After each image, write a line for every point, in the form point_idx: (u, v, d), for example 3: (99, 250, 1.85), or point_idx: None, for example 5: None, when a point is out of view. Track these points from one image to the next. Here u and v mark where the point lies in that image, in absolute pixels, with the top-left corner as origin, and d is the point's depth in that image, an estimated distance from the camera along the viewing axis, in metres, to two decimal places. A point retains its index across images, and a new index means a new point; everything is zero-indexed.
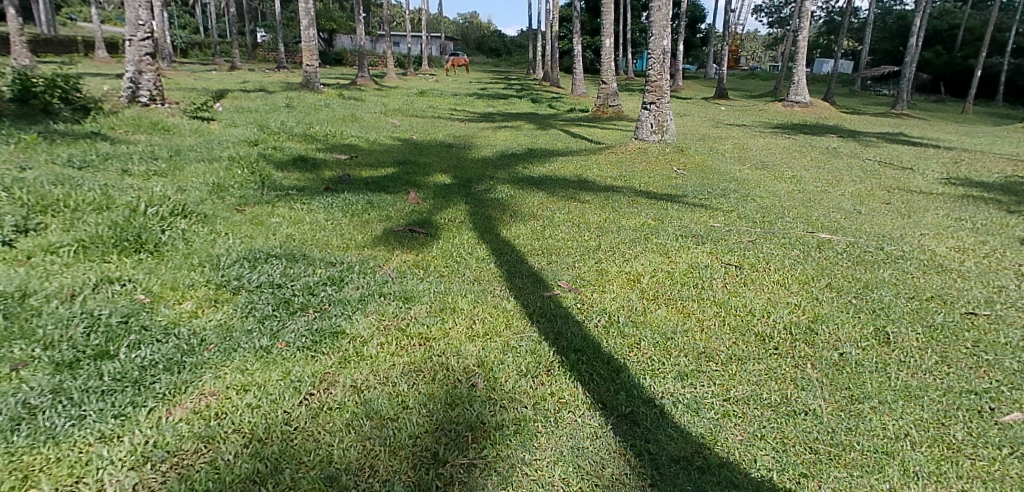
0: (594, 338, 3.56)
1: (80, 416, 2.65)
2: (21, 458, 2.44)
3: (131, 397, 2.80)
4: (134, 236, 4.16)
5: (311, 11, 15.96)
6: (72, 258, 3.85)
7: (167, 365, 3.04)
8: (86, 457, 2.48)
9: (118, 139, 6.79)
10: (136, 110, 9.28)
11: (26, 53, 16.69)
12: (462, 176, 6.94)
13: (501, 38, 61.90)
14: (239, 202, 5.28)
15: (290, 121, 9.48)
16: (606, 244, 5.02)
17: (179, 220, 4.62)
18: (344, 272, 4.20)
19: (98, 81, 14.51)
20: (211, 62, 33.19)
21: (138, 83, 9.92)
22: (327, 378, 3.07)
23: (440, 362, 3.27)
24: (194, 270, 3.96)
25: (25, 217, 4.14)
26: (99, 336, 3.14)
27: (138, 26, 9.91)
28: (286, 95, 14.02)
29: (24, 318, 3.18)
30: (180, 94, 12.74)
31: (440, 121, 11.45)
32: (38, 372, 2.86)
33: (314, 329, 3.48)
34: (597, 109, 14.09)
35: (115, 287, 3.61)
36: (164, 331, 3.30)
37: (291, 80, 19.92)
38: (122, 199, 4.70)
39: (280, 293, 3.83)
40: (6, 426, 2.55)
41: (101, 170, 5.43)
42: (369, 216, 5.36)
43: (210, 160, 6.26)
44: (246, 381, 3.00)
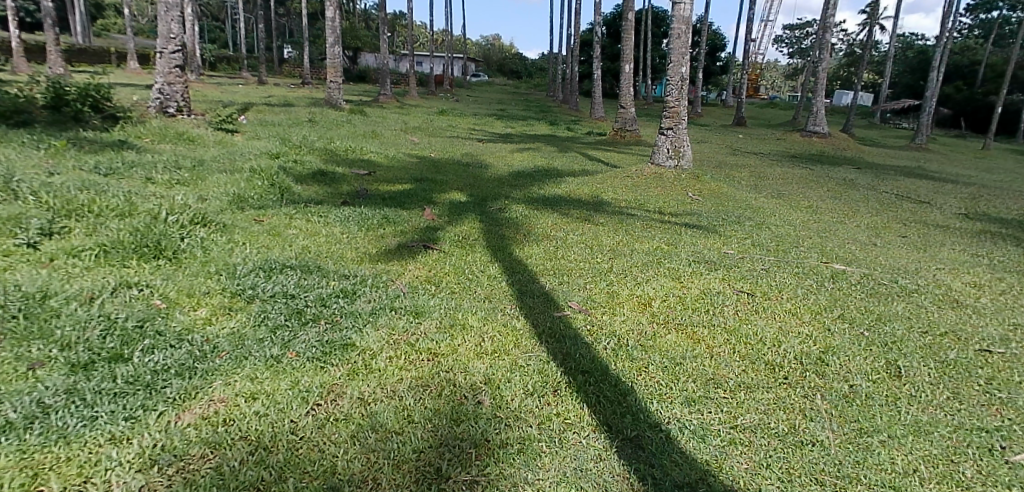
0: (602, 360, 3.56)
1: (92, 417, 2.70)
2: (33, 456, 2.49)
3: (143, 400, 2.85)
4: (155, 242, 4.24)
5: (337, 30, 16.23)
6: (93, 262, 3.93)
7: (178, 370, 3.09)
8: (95, 458, 2.52)
9: (143, 148, 6.93)
10: (163, 120, 9.48)
11: (61, 61, 17.27)
12: (478, 194, 7.02)
13: (522, 62, 62.65)
14: (259, 213, 5.38)
15: (313, 136, 9.65)
16: (618, 266, 5.04)
17: (199, 228, 4.70)
18: (357, 285, 4.25)
19: (128, 92, 14.85)
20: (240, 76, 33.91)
21: (167, 94, 10.15)
22: (335, 390, 3.11)
23: (447, 378, 3.29)
24: (211, 278, 4.03)
25: (51, 220, 4.24)
26: (115, 339, 3.20)
27: (169, 39, 10.13)
28: (309, 110, 14.24)
29: (44, 318, 3.25)
30: (206, 107, 13.03)
31: (459, 140, 11.58)
32: (54, 372, 2.93)
33: (324, 340, 3.52)
34: (615, 133, 14.15)
35: (134, 292, 3.68)
36: (178, 337, 3.35)
37: (314, 96, 20.26)
38: (144, 207, 4.80)
39: (293, 304, 3.88)
40: (20, 423, 2.61)
41: (126, 177, 5.56)
42: (383, 230, 5.42)
43: (232, 172, 6.37)
44: (255, 390, 3.04)
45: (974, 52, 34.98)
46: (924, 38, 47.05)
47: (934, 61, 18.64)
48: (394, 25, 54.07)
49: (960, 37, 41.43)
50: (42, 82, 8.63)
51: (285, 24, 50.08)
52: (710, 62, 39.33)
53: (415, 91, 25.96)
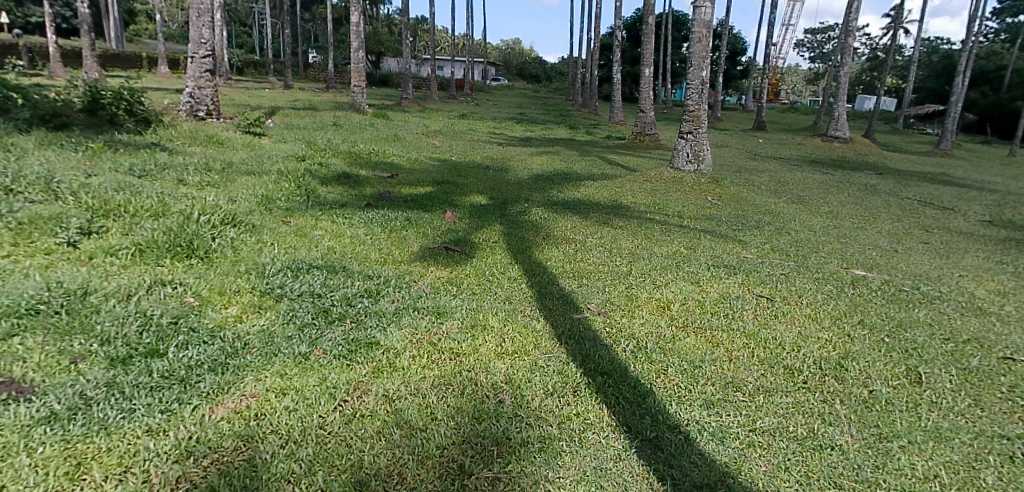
0: (622, 362, 3.61)
1: (130, 409, 2.82)
2: (77, 446, 2.59)
3: (179, 394, 2.97)
4: (187, 242, 4.38)
5: (362, 34, 16.45)
6: (129, 260, 4.08)
7: (211, 366, 3.21)
8: (134, 449, 2.62)
9: (175, 151, 7.11)
10: (193, 123, 9.72)
11: (96, 66, 17.75)
12: (498, 197, 7.10)
13: (543, 65, 62.78)
14: (285, 214, 5.52)
15: (337, 139, 9.82)
16: (637, 270, 5.08)
17: (229, 229, 4.84)
18: (381, 285, 4.36)
19: (159, 96, 15.22)
20: (266, 80, 34.43)
21: (197, 98, 10.40)
22: (360, 387, 3.21)
23: (469, 377, 3.37)
24: (241, 277, 4.16)
25: (89, 220, 4.40)
26: (151, 335, 3.33)
27: (200, 44, 10.35)
28: (332, 113, 14.46)
29: (85, 314, 3.38)
30: (234, 110, 13.30)
31: (480, 144, 11.69)
32: (95, 366, 3.05)
33: (350, 338, 3.62)
34: (634, 137, 14.15)
35: (168, 289, 3.82)
36: (210, 333, 3.48)
37: (338, 100, 20.55)
38: (177, 207, 4.95)
39: (320, 303, 4.00)
40: (64, 414, 2.72)
41: (159, 179, 5.74)
42: (406, 232, 5.53)
43: (260, 174, 6.52)
44: (284, 385, 3.14)
45: (1001, 56, 34.37)
46: (951, 43, 46.29)
47: (960, 66, 18.36)
48: (415, 29, 54.52)
49: (987, 41, 40.71)
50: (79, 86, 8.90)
51: (309, 28, 50.71)
52: (732, 66, 39.04)
53: (436, 95, 26.21)
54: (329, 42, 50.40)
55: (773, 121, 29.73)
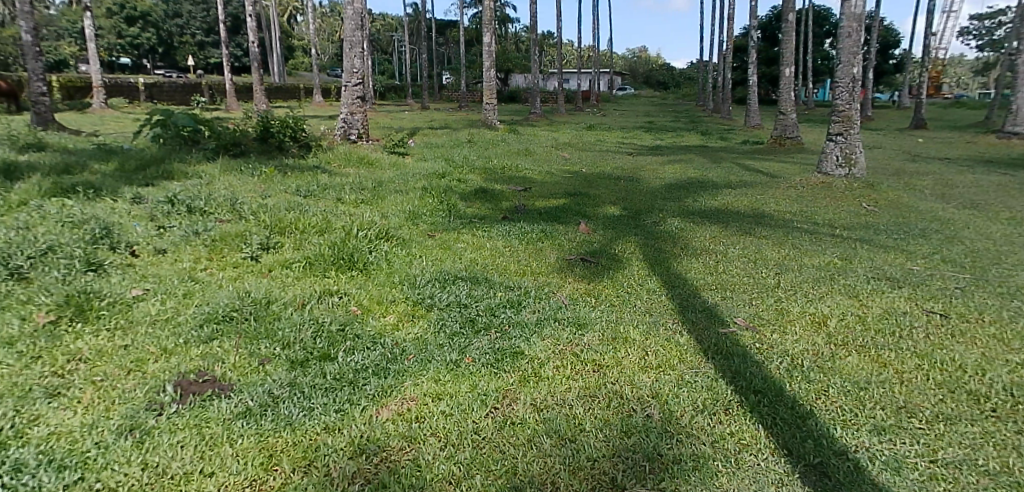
0: (776, 381, 3.43)
1: (310, 408, 3.10)
2: (269, 439, 2.86)
3: (349, 395, 3.23)
4: (348, 255, 4.78)
5: (494, 53, 17.06)
6: (301, 272, 4.53)
7: (375, 370, 3.47)
8: (315, 444, 2.86)
9: (332, 172, 7.80)
10: (346, 146, 10.60)
11: (263, 98, 19.92)
12: (632, 208, 7.04)
13: (669, 72, 61.31)
14: (430, 228, 5.84)
15: (472, 155, 10.23)
16: (786, 282, 4.81)
17: (383, 242, 5.21)
18: (522, 296, 4.48)
19: (316, 122, 16.78)
20: (404, 103, 36.76)
21: (349, 123, 11.32)
22: (509, 395, 3.31)
23: (614, 390, 3.37)
24: (396, 288, 4.46)
25: (268, 237, 4.95)
26: (323, 340, 3.67)
27: (353, 74, 11.25)
28: (466, 131, 15.11)
29: (269, 320, 3.80)
30: (379, 132, 14.33)
31: (609, 154, 11.65)
32: (278, 367, 3.41)
33: (496, 347, 3.76)
34: (773, 141, 13.41)
35: (335, 299, 4.18)
36: (372, 340, 3.77)
37: (470, 117, 21.44)
38: (338, 223, 5.42)
39: (466, 312, 4.18)
40: (257, 409, 3.04)
41: (321, 198, 6.32)
42: (543, 244, 5.64)
43: (406, 191, 6.97)
44: (440, 391, 3.32)
45: None
46: None
47: None
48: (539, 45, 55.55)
49: None
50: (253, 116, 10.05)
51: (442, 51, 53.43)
52: (881, 60, 35.79)
53: (564, 108, 26.54)
54: (459, 63, 52.73)
55: (933, 118, 26.81)
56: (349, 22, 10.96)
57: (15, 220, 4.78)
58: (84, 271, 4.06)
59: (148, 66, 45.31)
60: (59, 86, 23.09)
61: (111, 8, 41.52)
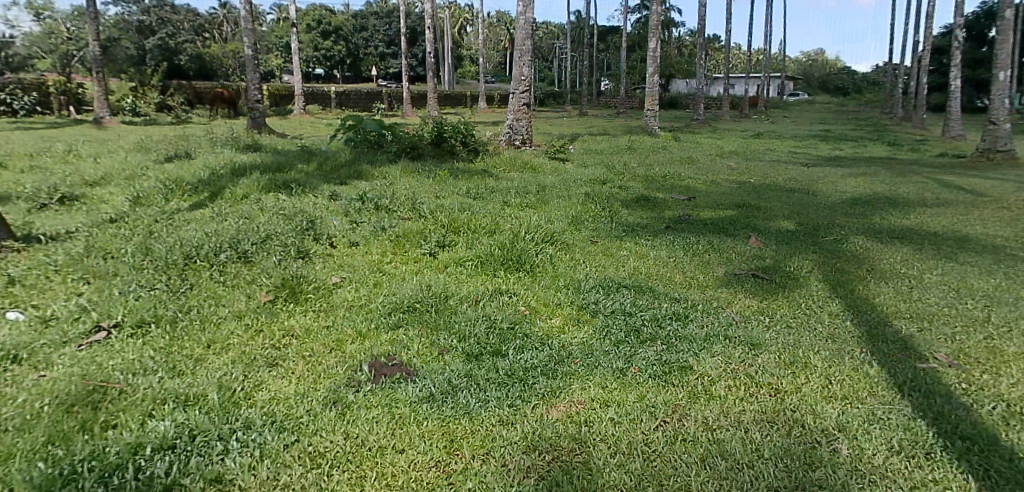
0: (989, 428, 3.02)
1: (485, 400, 3.26)
2: (450, 424, 3.05)
3: (521, 392, 3.35)
4: (516, 256, 4.96)
5: (659, 59, 16.78)
6: (472, 269, 4.79)
7: (543, 370, 3.56)
8: (492, 435, 3.00)
9: (499, 176, 8.13)
10: (511, 151, 10.99)
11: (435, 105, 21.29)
12: (807, 223, 6.56)
13: (847, 77, 56.19)
14: (593, 234, 5.88)
15: (633, 162, 10.13)
16: (999, 317, 4.21)
17: (548, 246, 5.33)
18: (689, 309, 4.35)
19: (482, 128, 17.62)
20: (562, 109, 37.29)
21: (514, 129, 11.74)
22: (679, 410, 3.24)
23: (794, 417, 3.17)
24: (561, 291, 4.55)
25: (443, 235, 5.30)
26: (495, 336, 3.85)
27: (521, 81, 11.68)
28: (626, 138, 15.00)
29: (446, 313, 4.07)
30: (540, 138, 14.70)
31: (779, 165, 10.95)
32: (456, 358, 3.62)
33: (663, 359, 3.69)
34: (979, 154, 11.78)
35: (505, 297, 4.37)
36: (540, 340, 3.87)
37: (629, 124, 21.25)
38: (506, 225, 5.64)
39: (631, 321, 4.14)
40: (439, 396, 3.25)
41: (489, 200, 6.62)
42: (709, 256, 5.44)
43: (569, 196, 7.09)
44: (607, 398, 3.33)
45: None
46: None
47: None
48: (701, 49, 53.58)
49: None
50: (428, 121, 10.78)
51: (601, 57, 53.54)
52: None
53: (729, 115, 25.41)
54: (619, 69, 52.43)
55: None
56: (520, 32, 11.45)
57: (240, 210, 5.57)
58: (294, 257, 4.64)
59: (337, 75, 50.47)
60: (268, 94, 26.48)
61: (310, 23, 46.84)
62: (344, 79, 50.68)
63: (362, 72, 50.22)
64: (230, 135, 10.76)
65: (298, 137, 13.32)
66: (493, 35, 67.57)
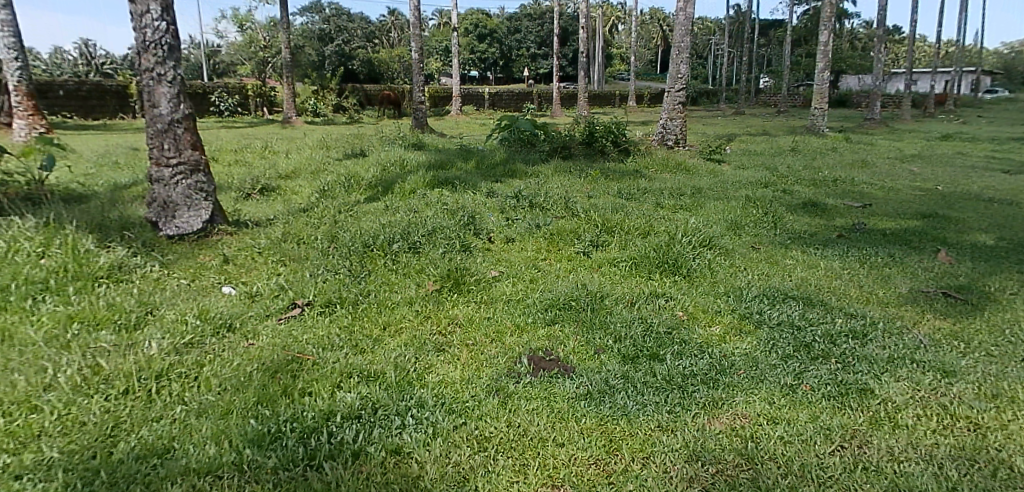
0: None
1: (643, 403, 3.18)
2: (608, 425, 3.02)
3: (681, 399, 3.22)
4: (673, 259, 4.83)
5: (830, 54, 15.48)
6: (627, 271, 4.77)
7: (704, 379, 3.42)
8: (651, 439, 2.92)
9: (651, 176, 7.98)
10: (662, 151, 10.75)
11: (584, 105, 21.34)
12: (1014, 238, 5.72)
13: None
14: (755, 240, 5.58)
15: (797, 165, 9.46)
16: None
17: (706, 250, 5.14)
18: (868, 327, 3.97)
19: (632, 128, 17.38)
20: (715, 108, 35.66)
21: (668, 129, 11.47)
22: (858, 436, 2.97)
23: (1002, 459, 2.78)
24: (721, 299, 4.37)
25: (597, 235, 5.35)
26: (653, 340, 3.76)
27: (677, 79, 11.37)
28: (789, 138, 14.03)
29: (602, 313, 4.06)
30: (694, 138, 14.20)
31: (975, 171, 9.64)
32: (612, 359, 3.59)
33: (839, 379, 3.40)
34: None
35: (661, 301, 4.27)
36: (700, 348, 3.73)
37: (791, 124, 19.82)
38: (661, 228, 5.54)
39: (801, 336, 3.86)
40: (596, 395, 3.23)
41: (642, 201, 6.53)
42: (890, 270, 4.94)
43: (726, 199, 6.79)
44: (775, 414, 3.13)
45: None
46: None
47: None
48: None
49: None
50: (580, 121, 10.85)
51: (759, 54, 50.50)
52: None
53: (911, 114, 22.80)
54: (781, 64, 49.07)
55: None
56: (678, 29, 11.13)
57: (408, 204, 5.99)
58: (457, 250, 4.93)
59: (490, 76, 52.40)
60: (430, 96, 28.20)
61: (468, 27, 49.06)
62: (496, 80, 52.45)
63: (513, 74, 51.67)
64: (397, 134, 11.60)
65: (456, 136, 14.01)
66: (644, 33, 66.29)
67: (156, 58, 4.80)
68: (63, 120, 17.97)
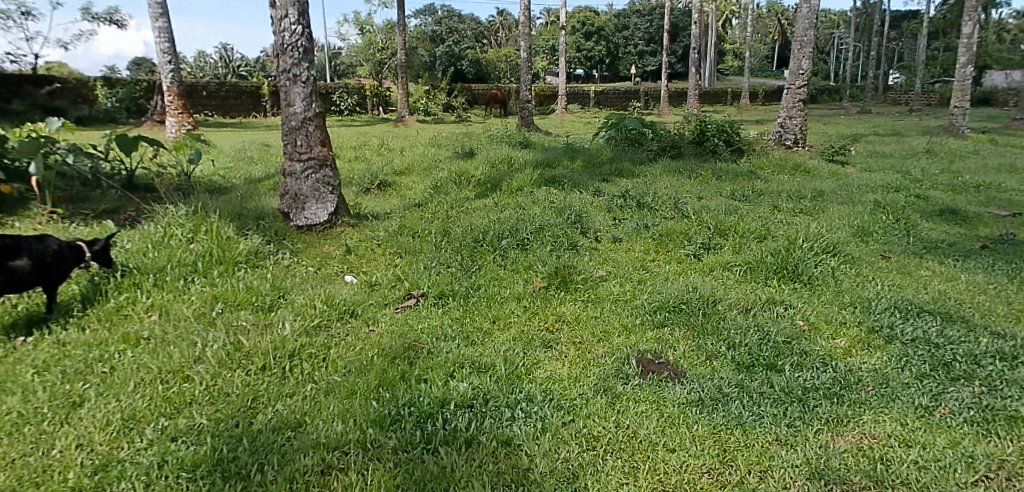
0: None
1: (760, 414, 3.02)
2: (721, 433, 2.90)
3: (801, 413, 3.04)
4: (791, 266, 4.59)
5: (977, 46, 14.04)
6: (741, 276, 4.59)
7: (828, 393, 3.21)
8: (769, 453, 2.78)
9: (766, 178, 7.62)
10: (778, 151, 10.25)
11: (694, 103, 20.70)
12: None
13: None
14: (884, 249, 5.19)
15: (934, 168, 8.68)
16: None
17: (829, 257, 4.84)
18: (1019, 349, 3.57)
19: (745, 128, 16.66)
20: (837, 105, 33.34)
21: (786, 128, 10.94)
22: (1008, 468, 2.68)
23: None
24: (846, 310, 4.10)
25: (710, 238, 5.20)
26: (770, 349, 3.58)
27: (797, 75, 10.76)
28: (925, 139, 12.88)
29: (715, 319, 3.93)
30: (814, 138, 13.39)
31: None
32: (725, 366, 3.45)
33: (985, 404, 3.08)
34: None
35: (779, 309, 4.07)
36: (822, 360, 3.51)
37: (927, 124, 18.17)
38: (778, 232, 5.29)
39: (938, 354, 3.54)
40: (709, 402, 3.10)
41: (757, 204, 6.26)
42: None
43: (851, 203, 6.36)
44: (909, 437, 2.88)
45: None
46: None
47: None
48: None
49: None
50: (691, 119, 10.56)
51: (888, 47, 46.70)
52: None
53: None
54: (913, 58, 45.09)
55: None
56: (801, 22, 10.53)
57: (517, 201, 6.10)
58: (565, 248, 4.97)
59: (595, 74, 51.89)
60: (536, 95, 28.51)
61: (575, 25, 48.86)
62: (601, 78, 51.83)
63: (618, 71, 50.91)
64: (504, 132, 11.81)
65: (563, 135, 14.00)
66: (760, 27, 62.97)
67: (293, 60, 5.15)
68: (204, 118, 19.83)
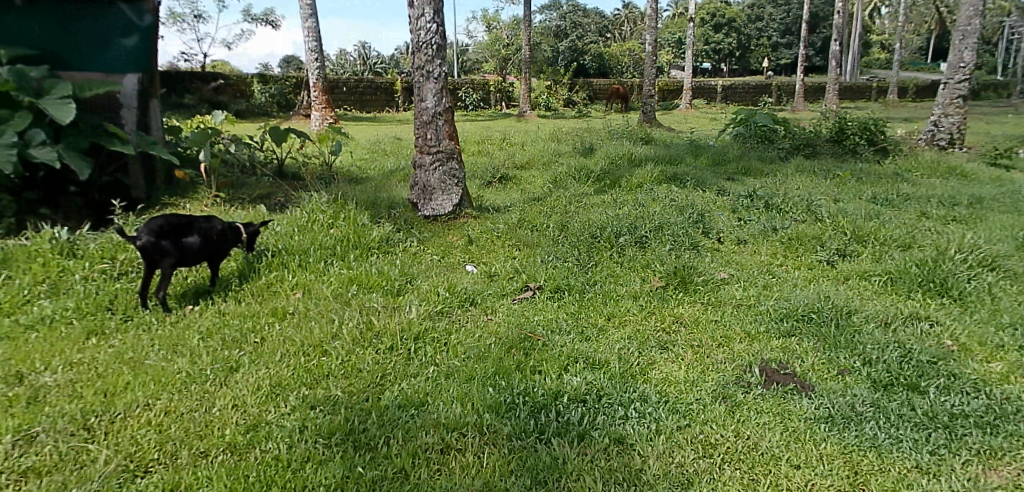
0: None
1: (898, 438, 2.79)
2: (852, 455, 2.72)
3: (947, 440, 2.77)
4: (941, 279, 4.18)
5: None
6: (880, 288, 4.25)
7: (980, 422, 2.90)
8: (907, 480, 2.57)
9: (915, 181, 6.97)
10: (931, 153, 9.33)
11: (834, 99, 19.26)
12: None
13: None
14: None
15: None
16: None
17: (987, 271, 4.35)
18: None
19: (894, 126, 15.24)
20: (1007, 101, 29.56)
21: (941, 127, 9.89)
22: None
23: None
24: (1005, 330, 3.67)
25: (845, 244, 4.85)
26: (911, 368, 3.29)
27: (958, 68, 9.69)
28: None
29: (848, 332, 3.67)
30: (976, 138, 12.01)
31: None
32: (859, 383, 3.22)
33: None
34: None
35: (924, 326, 3.73)
36: (975, 385, 3.17)
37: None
38: (926, 241, 4.83)
39: None
40: (839, 420, 2.91)
41: (902, 209, 5.75)
42: None
43: (1018, 212, 5.66)
44: None
45: None
46: None
47: None
48: None
49: None
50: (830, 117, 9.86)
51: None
52: None
53: None
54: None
55: None
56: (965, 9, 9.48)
57: (637, 198, 6.03)
58: (685, 248, 4.86)
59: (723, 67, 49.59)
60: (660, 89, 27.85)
61: (704, 17, 46.97)
62: (730, 71, 49.43)
63: (749, 64, 48.29)
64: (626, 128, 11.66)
65: (688, 131, 13.55)
66: None
67: (426, 57, 5.40)
68: (342, 112, 21.32)
